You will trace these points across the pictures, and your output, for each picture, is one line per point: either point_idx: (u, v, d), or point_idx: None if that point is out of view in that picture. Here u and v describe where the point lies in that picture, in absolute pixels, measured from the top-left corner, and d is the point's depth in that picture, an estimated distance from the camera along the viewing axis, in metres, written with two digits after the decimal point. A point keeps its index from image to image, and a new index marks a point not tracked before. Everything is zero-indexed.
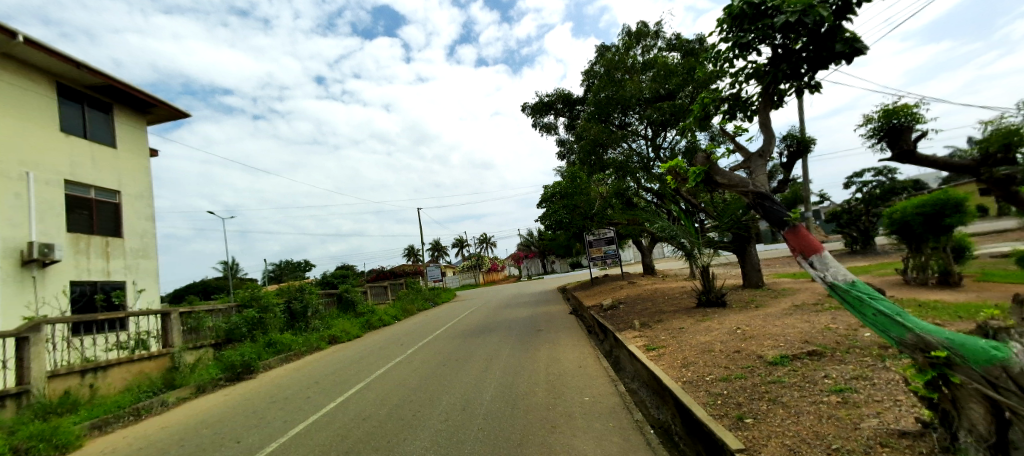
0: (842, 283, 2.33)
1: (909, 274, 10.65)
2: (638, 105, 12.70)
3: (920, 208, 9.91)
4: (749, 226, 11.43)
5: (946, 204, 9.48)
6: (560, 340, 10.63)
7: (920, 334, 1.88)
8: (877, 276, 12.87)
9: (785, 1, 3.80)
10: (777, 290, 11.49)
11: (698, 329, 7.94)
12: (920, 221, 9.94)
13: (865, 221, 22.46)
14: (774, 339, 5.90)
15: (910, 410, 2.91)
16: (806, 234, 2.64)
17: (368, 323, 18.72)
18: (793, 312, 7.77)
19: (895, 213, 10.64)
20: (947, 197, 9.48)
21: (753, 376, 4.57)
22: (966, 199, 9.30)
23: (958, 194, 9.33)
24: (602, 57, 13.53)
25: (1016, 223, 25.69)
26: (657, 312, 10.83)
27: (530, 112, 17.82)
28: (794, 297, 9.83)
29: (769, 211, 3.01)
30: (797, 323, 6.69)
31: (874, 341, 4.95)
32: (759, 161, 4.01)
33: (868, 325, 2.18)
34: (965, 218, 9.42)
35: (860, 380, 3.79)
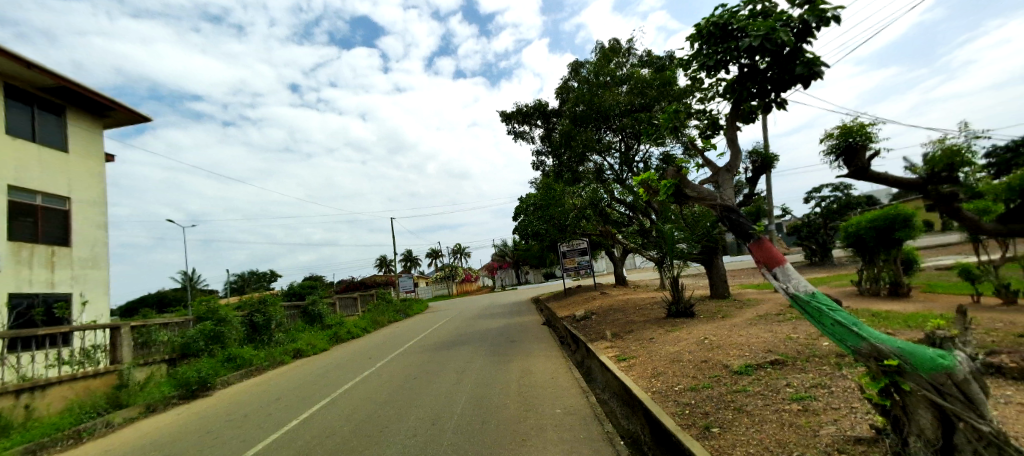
0: (803, 294, 2.40)
1: (862, 286, 11.31)
2: (614, 117, 13.01)
3: (873, 222, 10.42)
4: (716, 238, 11.78)
5: (896, 218, 9.97)
6: (533, 351, 10.63)
7: (873, 342, 1.97)
8: (832, 288, 13.55)
9: (749, 24, 4.03)
10: (741, 301, 11.93)
11: (666, 339, 8.09)
12: (873, 234, 10.49)
13: (823, 234, 23.64)
14: (739, 348, 6.10)
15: (865, 416, 3.05)
16: (769, 245, 2.69)
17: (335, 336, 18.00)
18: (757, 322, 8.06)
19: (851, 227, 11.20)
20: (897, 212, 10.03)
21: (719, 386, 4.67)
22: (914, 214, 9.85)
23: (906, 210, 9.88)
24: (576, 73, 13.93)
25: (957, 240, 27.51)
26: (628, 323, 11.01)
27: (507, 119, 18.00)
28: (758, 307, 10.22)
29: (735, 223, 3.06)
30: (760, 333, 6.93)
31: (832, 350, 5.18)
32: (726, 175, 4.11)
33: (825, 335, 2.25)
34: (913, 232, 9.89)
35: (819, 388, 3.94)
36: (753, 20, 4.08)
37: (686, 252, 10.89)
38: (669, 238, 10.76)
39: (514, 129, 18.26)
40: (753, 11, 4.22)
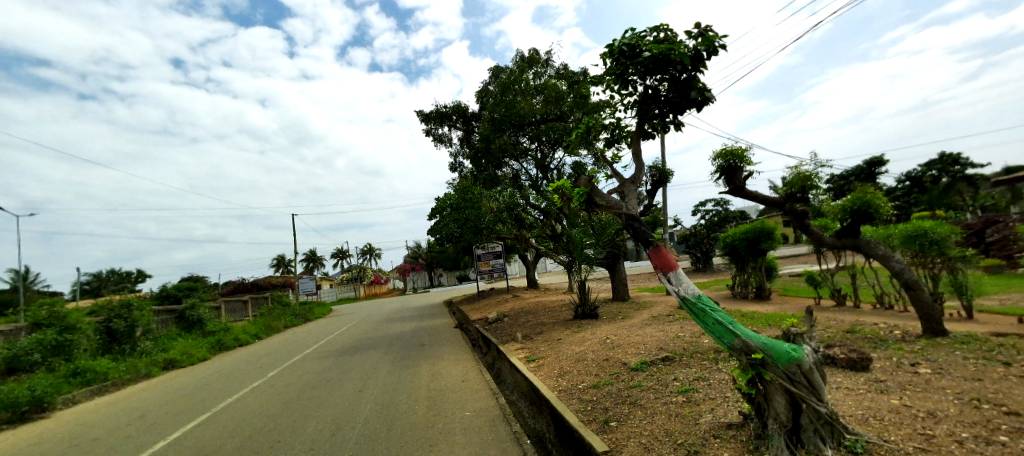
0: (691, 296, 2.68)
1: (735, 289, 13.12)
2: (530, 125, 13.42)
3: (745, 234, 12.12)
4: (620, 244, 12.75)
5: (762, 232, 11.71)
6: (444, 355, 10.44)
7: (744, 340, 2.27)
8: (712, 291, 15.49)
9: (654, 48, 4.41)
10: (639, 303, 13.06)
11: (573, 340, 8.51)
12: (744, 245, 12.19)
13: (706, 244, 26.96)
14: (636, 347, 6.65)
15: (735, 404, 3.51)
16: (665, 252, 2.95)
17: (219, 344, 15.81)
18: (651, 322, 8.89)
19: (728, 238, 12.91)
20: (764, 227, 11.77)
21: (618, 382, 5.04)
22: (774, 229, 11.67)
23: (769, 225, 11.65)
24: (496, 78, 14.13)
25: (803, 251, 33.32)
26: (538, 325, 11.37)
27: (425, 120, 17.58)
28: (652, 309, 11.29)
29: (637, 231, 3.31)
30: (654, 332, 7.63)
31: (710, 346, 5.90)
32: (631, 187, 4.47)
33: (707, 333, 2.54)
34: (774, 244, 11.69)
35: (699, 380, 4.45)
36: (656, 45, 4.48)
37: (593, 257, 11.60)
38: (578, 242, 11.37)
39: (432, 131, 17.89)
40: (657, 37, 4.63)
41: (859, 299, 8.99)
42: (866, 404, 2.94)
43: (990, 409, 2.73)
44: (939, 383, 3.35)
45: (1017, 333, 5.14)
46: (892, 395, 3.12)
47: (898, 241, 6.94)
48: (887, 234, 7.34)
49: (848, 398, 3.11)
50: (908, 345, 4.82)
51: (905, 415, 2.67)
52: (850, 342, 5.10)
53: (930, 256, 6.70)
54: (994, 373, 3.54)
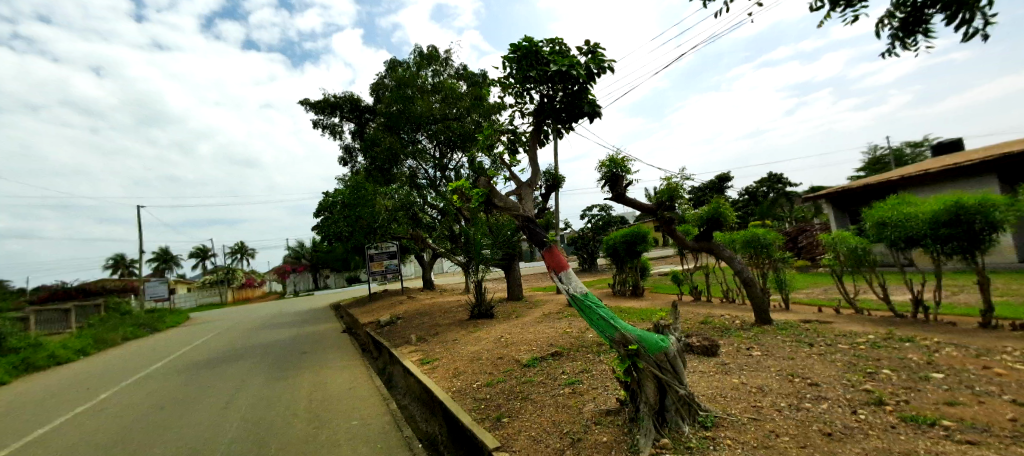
0: (579, 294, 2.87)
1: (615, 287, 14.53)
2: (428, 124, 13.14)
3: (624, 237, 13.48)
4: (515, 245, 13.14)
5: (639, 236, 13.15)
6: (329, 361, 9.62)
7: (623, 333, 2.51)
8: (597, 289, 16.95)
9: (551, 58, 4.65)
10: (531, 302, 13.67)
11: (468, 339, 8.55)
12: (624, 247, 13.55)
13: (592, 246, 29.39)
14: (528, 344, 6.93)
15: (612, 392, 3.87)
16: (558, 253, 3.12)
17: (24, 363, 12.23)
18: (543, 320, 9.37)
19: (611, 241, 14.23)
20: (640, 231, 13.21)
21: (510, 379, 5.19)
22: (648, 233, 13.15)
23: (645, 229, 13.11)
24: (392, 71, 13.55)
25: (670, 253, 38.39)
26: (433, 326, 11.16)
27: (311, 109, 16.07)
28: (544, 307, 11.91)
29: (533, 233, 3.44)
30: (545, 329, 8.06)
31: (594, 340, 6.43)
32: (527, 190, 4.62)
33: (592, 327, 2.75)
34: (648, 246, 13.19)
35: (584, 372, 4.82)
36: (553, 56, 4.72)
37: (489, 258, 11.75)
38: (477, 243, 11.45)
39: (320, 121, 16.41)
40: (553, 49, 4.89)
41: (711, 294, 10.67)
42: (715, 384, 3.49)
43: (798, 381, 3.46)
44: (766, 363, 4.14)
45: (814, 319, 6.63)
46: (733, 375, 3.76)
47: (739, 246, 8.42)
48: (732, 239, 8.86)
49: (702, 380, 3.67)
50: (745, 332, 5.87)
51: (743, 392, 3.24)
52: (704, 332, 6.02)
53: (761, 257, 8.25)
54: (801, 352, 4.50)
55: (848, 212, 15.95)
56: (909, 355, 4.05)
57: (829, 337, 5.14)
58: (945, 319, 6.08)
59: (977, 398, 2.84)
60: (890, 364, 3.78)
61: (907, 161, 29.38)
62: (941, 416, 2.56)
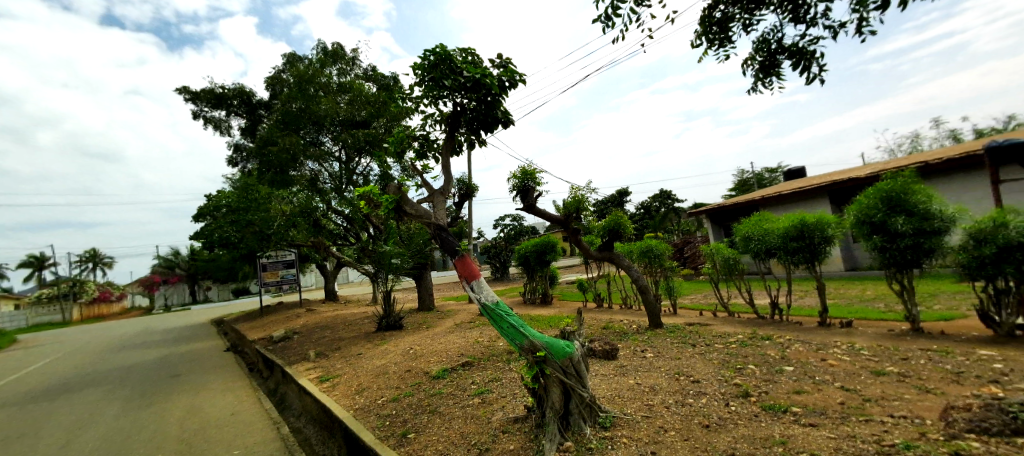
0: (490, 303, 2.87)
1: (526, 295, 14.93)
2: (333, 125, 12.38)
3: (535, 247, 13.95)
4: (428, 255, 12.77)
5: (548, 245, 13.69)
6: (206, 384, 8.38)
7: (531, 340, 2.56)
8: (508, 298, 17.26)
9: (466, 67, 4.65)
10: (442, 312, 13.44)
11: (373, 353, 8.09)
12: (534, 257, 14.00)
13: (504, 255, 29.94)
14: (438, 355, 6.78)
15: (520, 400, 3.93)
16: (469, 262, 3.10)
17: None
18: (454, 330, 9.26)
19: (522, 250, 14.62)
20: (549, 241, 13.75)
21: (418, 392, 5.00)
22: (557, 242, 13.75)
23: (553, 239, 13.68)
24: (292, 66, 12.56)
25: (576, 262, 40.67)
26: (334, 340, 10.37)
27: (191, 99, 14.09)
28: (455, 317, 11.80)
29: (445, 241, 3.39)
30: (456, 339, 7.98)
31: (504, 349, 6.52)
32: (440, 198, 4.55)
33: (502, 335, 2.76)
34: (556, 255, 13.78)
35: (494, 381, 4.84)
36: (468, 65, 4.73)
37: (399, 267, 11.21)
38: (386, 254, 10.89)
39: (201, 113, 14.46)
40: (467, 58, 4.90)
41: (611, 301, 11.51)
42: (615, 386, 3.74)
43: (683, 379, 3.87)
44: (657, 363, 4.57)
45: (696, 322, 7.51)
46: (630, 376, 4.07)
47: (636, 255, 9.25)
48: (630, 250, 9.68)
49: (603, 382, 3.91)
50: (640, 335, 6.44)
51: (638, 391, 3.52)
52: (605, 337, 6.46)
53: (654, 265, 9.15)
54: (686, 352, 5.05)
55: (723, 226, 18.44)
56: (768, 351, 4.78)
57: (708, 337, 5.87)
58: (791, 319, 7.32)
59: (817, 385, 3.45)
60: (755, 359, 4.43)
61: (764, 185, 35.07)
62: (790, 402, 3.06)
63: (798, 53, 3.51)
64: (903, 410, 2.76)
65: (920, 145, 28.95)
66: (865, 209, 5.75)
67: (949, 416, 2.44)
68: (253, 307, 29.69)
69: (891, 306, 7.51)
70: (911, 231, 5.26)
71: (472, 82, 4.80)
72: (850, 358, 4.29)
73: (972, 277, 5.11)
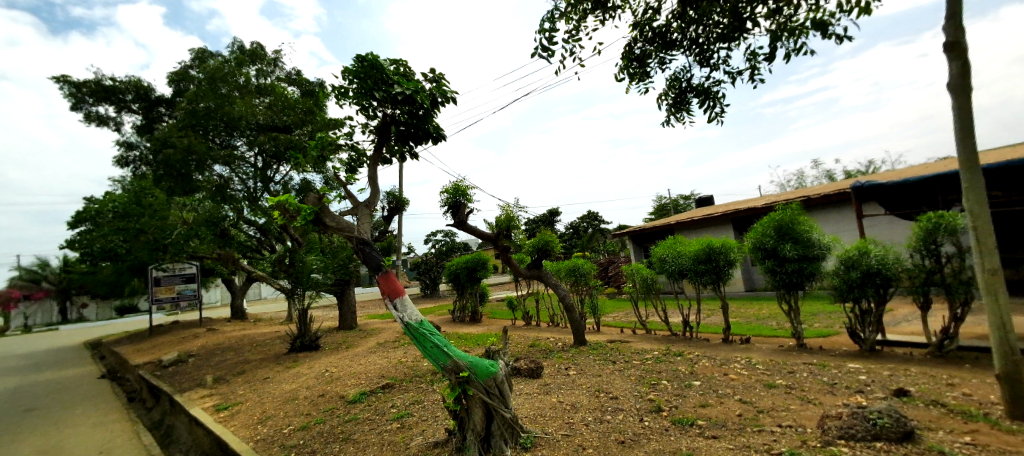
0: (413, 322, 2.77)
1: (455, 313, 14.74)
2: (249, 129, 11.52)
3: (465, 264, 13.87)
4: (350, 273, 12.08)
5: (478, 262, 13.70)
6: (73, 419, 7.15)
7: (455, 360, 2.54)
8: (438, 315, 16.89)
9: (398, 80, 4.42)
10: (365, 330, 12.83)
11: (284, 377, 7.47)
12: (464, 274, 13.91)
13: (434, 271, 29.36)
14: (356, 377, 6.42)
15: (441, 423, 3.83)
16: (394, 278, 2.99)
17: None
18: (376, 349, 8.89)
19: (452, 267, 14.46)
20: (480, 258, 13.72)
21: (331, 419, 4.67)
22: (487, 260, 13.79)
23: (484, 257, 13.73)
24: (202, 63, 11.88)
25: (508, 280, 40.93)
26: (240, 363, 9.45)
27: (70, 93, 12.36)
28: (378, 336, 11.33)
29: (369, 256, 3.24)
30: (377, 360, 7.66)
31: (427, 369, 6.35)
32: (365, 211, 4.28)
33: (425, 355, 2.69)
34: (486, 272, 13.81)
35: (414, 404, 4.67)
36: (400, 77, 4.49)
37: (320, 282, 10.47)
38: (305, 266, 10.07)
39: (86, 108, 12.77)
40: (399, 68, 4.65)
41: (540, 319, 11.72)
42: (538, 404, 3.78)
43: (603, 396, 4.00)
44: (579, 380, 4.69)
45: (616, 339, 7.87)
46: (552, 394, 4.14)
47: (563, 273, 9.53)
48: (558, 268, 10.00)
49: (525, 401, 3.93)
50: (565, 353, 6.60)
51: (559, 409, 3.59)
52: (531, 355, 6.54)
53: (579, 283, 9.46)
54: (606, 368, 5.26)
55: (643, 247, 19.69)
56: (679, 366, 5.12)
57: (627, 354, 6.16)
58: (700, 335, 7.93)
59: (720, 399, 3.75)
60: (667, 375, 4.72)
61: (679, 210, 38.23)
62: (697, 415, 3.28)
63: (704, 93, 3.87)
64: (789, 420, 3.09)
65: (802, 181, 33.32)
66: (761, 236, 6.43)
67: (825, 424, 2.77)
68: (141, 327, 26.04)
69: (781, 323, 8.46)
70: (796, 256, 6.03)
71: (403, 95, 4.53)
72: (747, 372, 4.73)
73: (843, 300, 5.85)
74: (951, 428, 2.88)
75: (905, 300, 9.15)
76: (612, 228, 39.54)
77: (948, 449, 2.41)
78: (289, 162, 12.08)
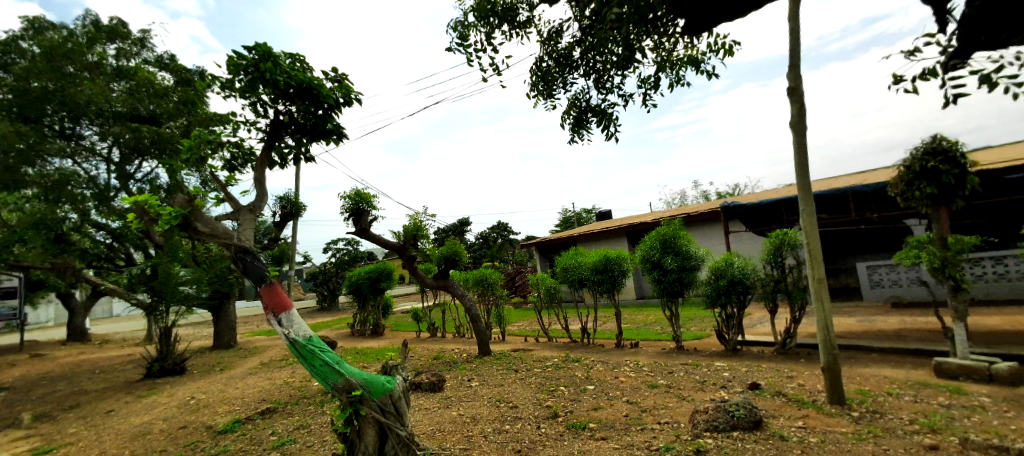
0: (301, 339, 2.46)
1: (355, 327, 13.95)
2: (102, 117, 9.75)
3: (368, 274, 13.27)
4: (233, 284, 11.38)
5: (382, 272, 13.15)
6: None
7: (348, 378, 2.47)
8: (334, 330, 15.80)
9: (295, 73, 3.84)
10: (247, 349, 11.54)
11: (136, 408, 6.42)
12: (366, 284, 13.25)
13: (334, 282, 27.37)
14: (229, 404, 5.77)
15: (330, 447, 3.58)
16: (279, 292, 2.65)
17: None
18: (257, 371, 8.13)
19: (354, 277, 13.72)
20: (384, 268, 13.17)
21: (195, 453, 4.10)
22: (393, 270, 13.32)
23: (389, 266, 13.25)
24: (37, 32, 9.95)
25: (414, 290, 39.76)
26: (77, 394, 7.91)
27: None
28: (261, 356, 10.30)
29: (249, 267, 2.82)
30: (258, 382, 6.98)
31: (316, 390, 5.93)
32: (248, 215, 3.62)
33: (313, 375, 2.49)
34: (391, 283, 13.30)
35: (300, 429, 4.30)
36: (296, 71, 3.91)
37: (191, 296, 9.25)
38: (171, 279, 8.79)
39: None
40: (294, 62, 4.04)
41: (446, 330, 11.60)
42: (437, 419, 3.73)
43: (503, 405, 4.08)
44: (481, 391, 4.72)
45: (520, 348, 8.07)
46: (451, 408, 4.12)
47: (471, 283, 9.56)
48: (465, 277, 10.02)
49: (424, 417, 3.85)
50: (468, 364, 6.61)
51: (458, 423, 3.57)
52: (433, 368, 6.42)
53: (486, 293, 9.68)
54: (508, 378, 5.35)
55: (548, 258, 20.61)
56: (576, 372, 5.40)
57: (529, 362, 6.34)
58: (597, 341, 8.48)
59: (610, 401, 4.02)
60: (565, 381, 4.94)
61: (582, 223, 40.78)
62: (588, 418, 3.50)
63: (600, 115, 4.17)
64: (667, 417, 3.42)
65: (683, 200, 37.59)
66: (648, 248, 7.09)
67: (696, 418, 3.11)
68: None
69: (664, 328, 9.42)
70: (676, 267, 6.78)
71: (297, 90, 3.97)
72: (634, 374, 5.14)
73: (712, 305, 6.67)
74: (789, 414, 3.42)
75: (759, 305, 10.78)
76: (521, 238, 40.65)
77: (785, 434, 2.88)
78: (154, 157, 10.39)
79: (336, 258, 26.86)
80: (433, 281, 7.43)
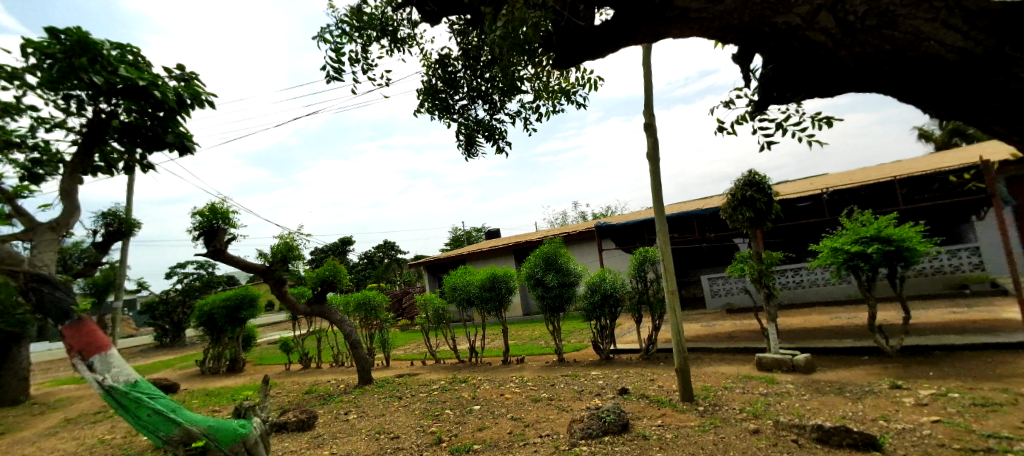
0: (122, 385, 2.40)
1: (205, 365, 12.03)
2: None
3: (224, 302, 11.51)
4: (24, 322, 9.09)
5: (243, 299, 11.63)
6: None
7: (187, 428, 2.60)
8: (175, 371, 13.30)
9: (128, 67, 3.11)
10: (47, 404, 9.11)
11: None
12: (222, 313, 11.49)
13: (178, 313, 23.21)
14: None
15: None
16: (92, 330, 2.46)
17: None
18: (58, 430, 6.48)
19: (205, 306, 11.79)
20: (246, 293, 11.68)
21: None
22: (257, 296, 11.90)
23: (251, 291, 11.77)
24: None
25: (284, 317, 35.49)
26: None
27: None
28: (68, 410, 8.24)
29: (45, 297, 2.39)
30: (56, 445, 5.58)
31: (145, 445, 4.95)
32: (45, 235, 2.86)
33: (137, 424, 2.47)
34: (253, 311, 11.86)
35: None
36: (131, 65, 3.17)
37: None
38: None
39: None
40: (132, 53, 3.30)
41: (320, 360, 10.64)
42: None
43: (383, 437, 3.87)
44: (359, 425, 4.41)
45: (405, 373, 7.76)
46: (326, 447, 3.77)
47: (352, 307, 8.92)
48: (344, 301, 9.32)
49: None
50: (345, 395, 6.14)
51: None
52: (304, 403, 5.83)
53: (370, 318, 9.16)
54: (390, 406, 5.09)
55: (437, 277, 20.33)
56: (462, 393, 5.35)
57: (414, 387, 6.12)
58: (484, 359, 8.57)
59: (495, 419, 4.06)
60: (451, 403, 4.87)
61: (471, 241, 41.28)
62: (472, 440, 3.49)
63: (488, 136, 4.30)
64: (548, 429, 3.57)
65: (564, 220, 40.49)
66: (532, 266, 7.45)
67: (572, 427, 3.29)
68: None
69: (548, 342, 9.95)
70: (557, 283, 7.23)
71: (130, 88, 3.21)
72: (518, 390, 5.28)
73: (589, 318, 7.18)
74: (650, 414, 3.83)
75: (629, 316, 12.00)
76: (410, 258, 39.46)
77: (648, 433, 3.23)
78: None
79: (182, 285, 22.90)
80: (307, 308, 7.03)
